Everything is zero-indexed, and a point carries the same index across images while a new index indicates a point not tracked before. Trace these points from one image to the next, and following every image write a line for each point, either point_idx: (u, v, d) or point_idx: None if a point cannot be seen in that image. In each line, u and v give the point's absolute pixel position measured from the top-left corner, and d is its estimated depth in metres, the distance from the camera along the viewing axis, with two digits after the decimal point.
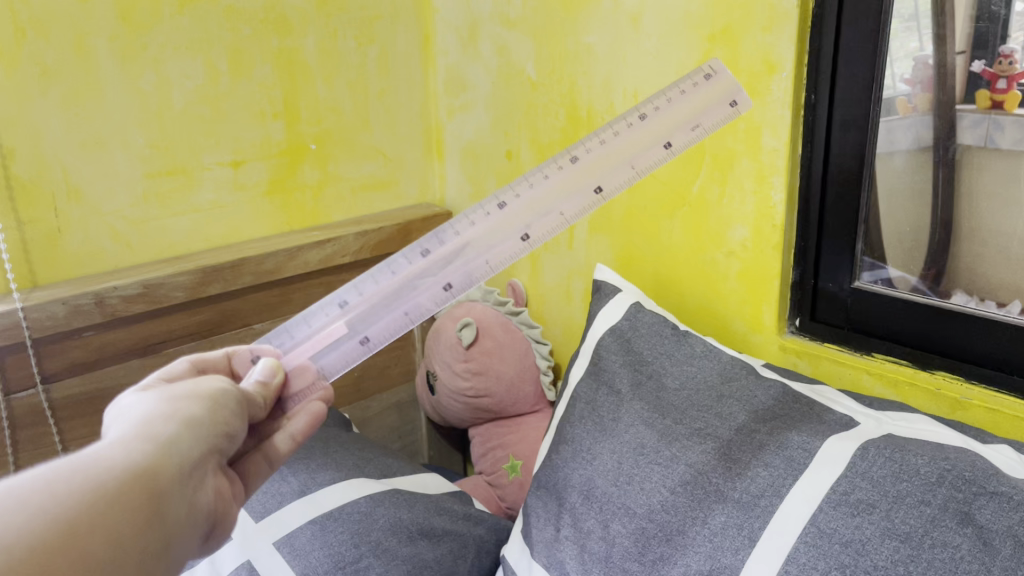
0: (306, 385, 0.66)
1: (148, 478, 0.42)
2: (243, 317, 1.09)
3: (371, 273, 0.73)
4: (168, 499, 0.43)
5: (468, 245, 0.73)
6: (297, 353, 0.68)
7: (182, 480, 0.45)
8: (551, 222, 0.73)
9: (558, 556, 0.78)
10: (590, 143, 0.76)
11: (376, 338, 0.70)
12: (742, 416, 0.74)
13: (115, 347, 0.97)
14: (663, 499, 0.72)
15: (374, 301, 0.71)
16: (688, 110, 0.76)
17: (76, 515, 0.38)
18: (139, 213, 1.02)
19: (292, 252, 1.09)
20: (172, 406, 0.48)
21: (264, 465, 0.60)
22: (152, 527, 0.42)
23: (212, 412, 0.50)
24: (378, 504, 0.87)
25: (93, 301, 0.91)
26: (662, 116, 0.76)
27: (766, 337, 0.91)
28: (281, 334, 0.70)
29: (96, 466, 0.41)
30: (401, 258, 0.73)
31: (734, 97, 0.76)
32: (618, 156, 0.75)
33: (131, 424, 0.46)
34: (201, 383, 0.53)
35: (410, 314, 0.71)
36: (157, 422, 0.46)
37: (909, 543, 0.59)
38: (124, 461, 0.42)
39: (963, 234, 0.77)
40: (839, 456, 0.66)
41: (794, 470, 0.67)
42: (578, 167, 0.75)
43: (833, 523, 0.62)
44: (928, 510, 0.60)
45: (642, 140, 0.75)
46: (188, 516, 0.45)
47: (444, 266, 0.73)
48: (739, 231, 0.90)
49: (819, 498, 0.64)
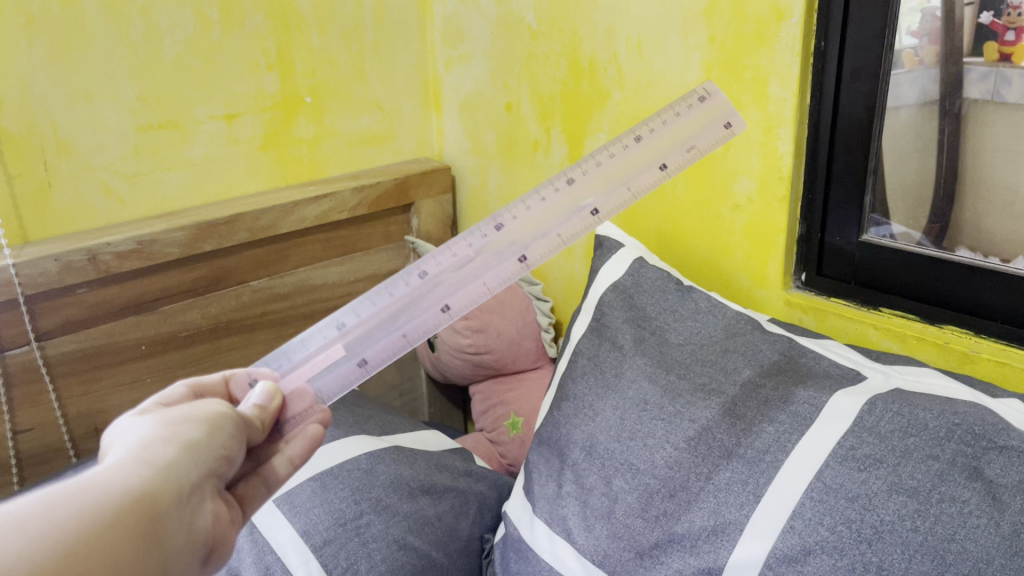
0: (305, 408, 0.66)
1: (145, 500, 0.44)
2: (239, 275, 1.07)
3: (368, 295, 0.73)
4: (166, 522, 0.45)
5: (464, 268, 0.73)
6: (296, 375, 0.69)
7: (181, 503, 0.46)
8: (548, 245, 0.73)
9: (561, 512, 0.77)
10: (586, 165, 0.76)
11: (374, 361, 0.71)
12: (747, 371, 0.73)
13: (109, 305, 0.95)
14: (666, 456, 0.71)
15: (371, 323, 0.72)
16: (682, 131, 0.75)
17: (73, 538, 0.40)
18: (131, 168, 1.00)
19: (288, 208, 1.07)
20: (171, 429, 0.49)
21: (262, 488, 0.59)
22: (149, 548, 0.43)
23: (212, 435, 0.51)
24: (378, 461, 0.86)
25: (86, 257, 0.90)
26: (657, 138, 0.75)
27: (771, 293, 0.90)
28: (280, 357, 0.71)
29: (92, 489, 0.42)
30: (397, 280, 0.73)
31: (729, 118, 0.74)
32: (614, 178, 0.74)
33: (130, 447, 0.47)
34: (200, 406, 0.53)
35: (408, 334, 0.72)
36: (156, 445, 0.47)
37: (917, 497, 0.58)
38: (121, 484, 0.43)
39: (968, 187, 0.75)
40: (847, 411, 0.65)
41: (800, 425, 0.66)
42: (574, 188, 0.75)
43: (839, 478, 0.62)
44: (936, 464, 0.59)
45: (637, 162, 0.74)
46: (187, 541, 0.46)
47: (440, 289, 0.73)
48: (745, 184, 0.89)
49: (826, 453, 0.63)
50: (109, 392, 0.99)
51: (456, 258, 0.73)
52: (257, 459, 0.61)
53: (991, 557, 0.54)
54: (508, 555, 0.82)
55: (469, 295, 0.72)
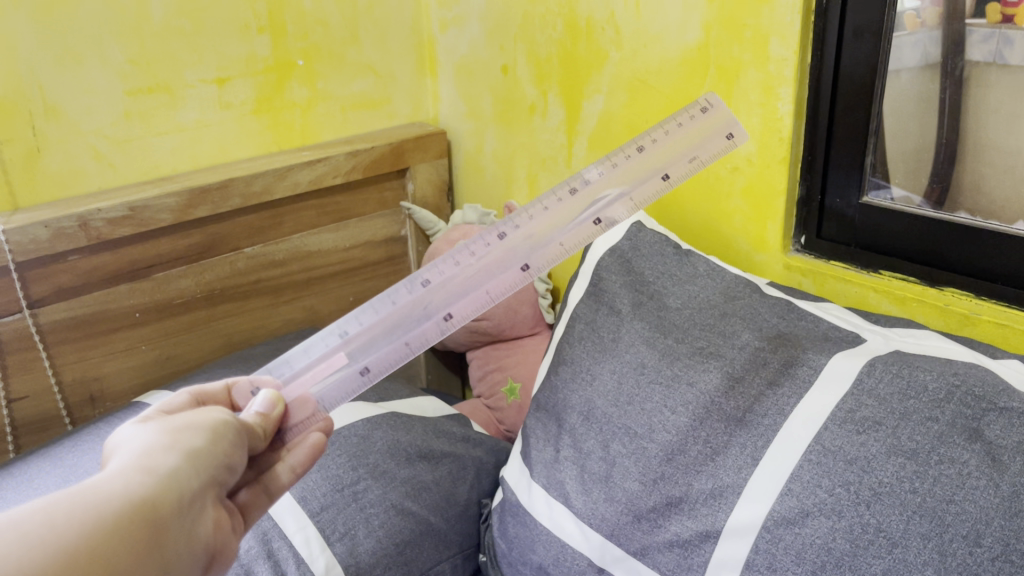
0: (307, 416, 0.66)
1: (147, 511, 0.43)
2: (234, 241, 1.06)
3: (371, 303, 0.72)
4: (167, 532, 0.44)
5: (466, 277, 0.72)
6: (297, 384, 0.68)
7: (182, 512, 0.46)
8: (550, 253, 0.72)
9: (558, 477, 0.77)
10: (591, 172, 0.74)
11: (375, 369, 0.69)
12: (746, 334, 0.73)
13: (103, 272, 0.94)
14: (664, 419, 0.71)
15: (373, 330, 0.71)
16: (686, 140, 0.73)
17: (75, 546, 0.40)
18: (121, 132, 0.98)
19: (281, 172, 1.06)
20: (174, 437, 0.49)
21: (263, 496, 0.60)
22: (150, 555, 0.43)
23: (214, 443, 0.51)
24: (376, 427, 0.86)
25: (77, 224, 0.89)
26: (661, 147, 0.73)
27: (770, 256, 0.89)
28: (282, 363, 0.70)
29: (94, 497, 0.42)
30: (399, 289, 0.72)
31: (731, 129, 0.72)
32: (618, 187, 0.73)
33: (132, 455, 0.47)
34: (202, 413, 0.53)
35: (410, 343, 0.71)
36: (157, 454, 0.47)
37: (915, 459, 0.58)
38: (124, 492, 0.43)
39: (968, 151, 0.74)
40: (846, 374, 0.65)
41: (799, 388, 0.66)
42: (577, 198, 0.73)
43: (837, 441, 0.61)
44: (935, 426, 0.59)
45: (641, 171, 0.73)
46: (187, 550, 0.46)
47: (444, 298, 0.72)
48: (744, 146, 0.87)
49: (824, 416, 0.63)
50: (104, 360, 0.98)
51: (459, 267, 0.72)
52: (260, 466, 0.62)
53: (990, 518, 0.54)
54: (506, 520, 0.82)
55: (471, 303, 0.71)
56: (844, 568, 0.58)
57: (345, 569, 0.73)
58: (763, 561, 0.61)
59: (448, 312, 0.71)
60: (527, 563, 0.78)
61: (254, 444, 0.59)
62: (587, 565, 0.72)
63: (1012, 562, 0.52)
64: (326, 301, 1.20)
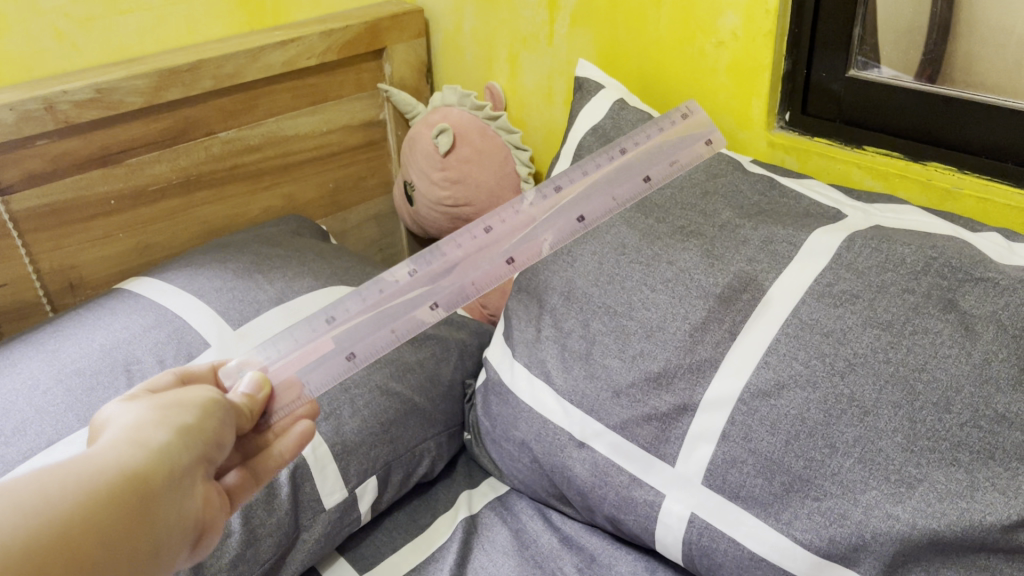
0: (292, 398, 0.64)
1: (139, 482, 0.43)
2: (208, 126, 1.03)
3: (357, 294, 0.73)
4: (157, 504, 0.44)
5: (454, 265, 0.73)
6: (284, 364, 0.66)
7: (173, 485, 0.45)
8: (534, 246, 0.74)
9: (540, 356, 0.78)
10: (573, 174, 0.77)
11: (362, 355, 0.68)
12: (727, 212, 0.72)
13: (73, 157, 0.92)
14: (644, 297, 0.71)
15: (361, 317, 0.71)
16: (664, 144, 0.77)
17: (70, 516, 0.39)
18: (82, 11, 0.94)
19: (252, 53, 1.02)
20: (162, 414, 0.48)
21: (248, 481, 0.60)
22: (142, 528, 0.42)
23: (202, 420, 0.50)
24: None
25: (43, 107, 0.87)
26: (641, 152, 0.77)
27: (754, 134, 0.88)
28: (269, 346, 0.68)
29: (88, 468, 0.42)
30: (386, 279, 0.74)
31: (708, 136, 0.77)
32: (599, 186, 0.76)
33: (122, 431, 0.46)
34: (189, 391, 0.52)
35: (397, 330, 0.70)
36: (148, 429, 0.46)
37: (890, 330, 0.59)
38: (116, 465, 0.43)
39: (961, 32, 0.71)
40: (826, 248, 0.65)
41: (778, 263, 0.66)
42: (560, 195, 0.76)
43: (815, 314, 0.62)
44: (912, 298, 0.59)
45: (621, 173, 0.76)
46: (177, 522, 0.45)
47: (431, 287, 0.73)
48: (729, 19, 0.85)
49: (803, 290, 0.64)
50: (82, 247, 0.97)
51: (448, 255, 0.74)
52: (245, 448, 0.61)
53: (960, 386, 0.55)
54: (489, 399, 0.83)
55: (458, 291, 0.72)
56: (817, 436, 0.60)
57: (331, 447, 0.74)
58: (739, 432, 0.63)
59: (434, 302, 0.72)
60: (510, 440, 0.80)
61: (240, 429, 0.58)
62: (568, 440, 0.74)
63: (979, 428, 0.54)
64: (305, 188, 1.19)
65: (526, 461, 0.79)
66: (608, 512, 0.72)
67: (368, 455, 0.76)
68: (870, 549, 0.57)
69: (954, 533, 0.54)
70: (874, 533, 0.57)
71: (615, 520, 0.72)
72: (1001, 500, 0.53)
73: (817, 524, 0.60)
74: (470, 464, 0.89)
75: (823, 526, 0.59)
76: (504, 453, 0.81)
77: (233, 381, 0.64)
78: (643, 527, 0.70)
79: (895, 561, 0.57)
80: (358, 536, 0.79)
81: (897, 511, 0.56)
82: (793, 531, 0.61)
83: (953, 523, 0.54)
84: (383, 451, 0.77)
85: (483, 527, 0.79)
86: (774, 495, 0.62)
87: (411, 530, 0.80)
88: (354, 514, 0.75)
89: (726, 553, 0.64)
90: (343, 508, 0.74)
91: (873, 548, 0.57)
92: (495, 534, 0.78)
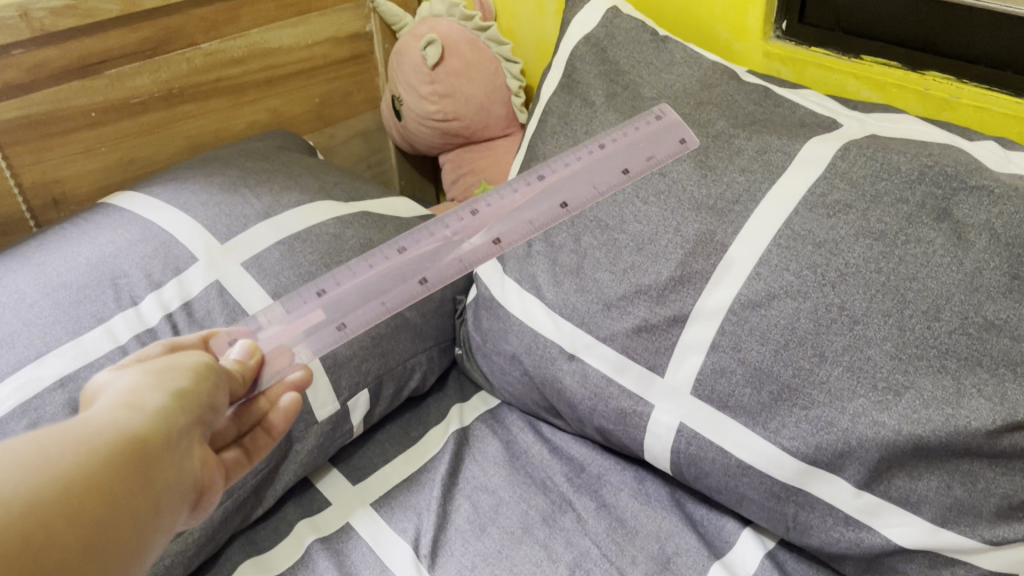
0: (283, 366, 0.62)
1: (138, 446, 0.41)
2: (189, 37, 1.00)
3: (347, 270, 0.70)
4: (157, 468, 0.42)
5: (441, 243, 0.71)
6: (273, 337, 0.64)
7: (172, 447, 0.44)
8: (522, 228, 0.71)
9: (530, 271, 0.77)
10: (553, 165, 0.76)
11: (352, 325, 0.65)
12: (721, 123, 0.71)
13: (50, 68, 0.90)
14: (636, 210, 0.71)
15: (351, 290, 0.68)
16: (637, 139, 0.73)
17: (68, 479, 0.37)
18: None
19: None
20: (158, 377, 0.47)
21: None
22: (143, 488, 0.40)
23: (199, 382, 0.48)
24: (347, 226, 0.82)
25: (17, 14, 0.84)
26: (615, 148, 0.74)
27: (751, 44, 0.86)
28: (258, 320, 0.66)
29: (85, 431, 0.40)
30: (377, 254, 0.72)
31: (683, 134, 0.72)
32: (577, 178, 0.73)
33: (117, 395, 0.44)
34: (182, 355, 0.50)
35: (387, 302, 0.67)
36: (144, 393, 0.45)
37: (883, 241, 0.59)
38: (114, 429, 0.41)
39: None
40: (819, 157, 0.64)
41: (772, 174, 0.65)
42: (543, 184, 0.74)
43: (807, 225, 0.62)
44: (905, 208, 0.59)
45: (599, 167, 0.73)
46: (178, 484, 0.44)
47: (421, 263, 0.69)
48: None
49: (796, 200, 0.63)
50: (63, 162, 0.95)
51: (435, 236, 0.72)
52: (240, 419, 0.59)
53: (950, 294, 0.56)
54: (480, 314, 0.83)
55: (448, 266, 0.69)
56: (806, 345, 0.60)
57: (323, 360, 0.73)
58: (729, 343, 0.64)
59: (424, 277, 0.69)
60: (501, 354, 0.80)
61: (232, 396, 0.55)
62: (558, 353, 0.74)
63: (968, 335, 0.55)
64: (291, 103, 1.16)
65: (517, 375, 0.79)
66: (597, 423, 0.73)
67: (358, 369, 0.76)
68: (855, 455, 0.58)
69: (939, 438, 0.55)
70: (859, 440, 0.58)
71: (605, 431, 0.74)
72: (986, 406, 0.54)
73: (804, 432, 0.60)
74: (461, 380, 0.89)
75: (810, 434, 0.60)
76: (495, 367, 0.82)
77: (223, 349, 0.60)
78: (632, 437, 0.71)
79: (879, 466, 0.58)
80: (350, 448, 0.80)
81: (883, 418, 0.57)
82: (780, 439, 0.62)
83: (938, 428, 0.55)
84: (374, 365, 0.77)
85: (474, 440, 0.81)
86: (762, 404, 0.62)
87: (403, 442, 0.81)
88: (347, 426, 0.76)
89: (713, 461, 0.66)
90: (334, 421, 0.74)
91: (859, 454, 0.58)
92: (486, 446, 0.80)
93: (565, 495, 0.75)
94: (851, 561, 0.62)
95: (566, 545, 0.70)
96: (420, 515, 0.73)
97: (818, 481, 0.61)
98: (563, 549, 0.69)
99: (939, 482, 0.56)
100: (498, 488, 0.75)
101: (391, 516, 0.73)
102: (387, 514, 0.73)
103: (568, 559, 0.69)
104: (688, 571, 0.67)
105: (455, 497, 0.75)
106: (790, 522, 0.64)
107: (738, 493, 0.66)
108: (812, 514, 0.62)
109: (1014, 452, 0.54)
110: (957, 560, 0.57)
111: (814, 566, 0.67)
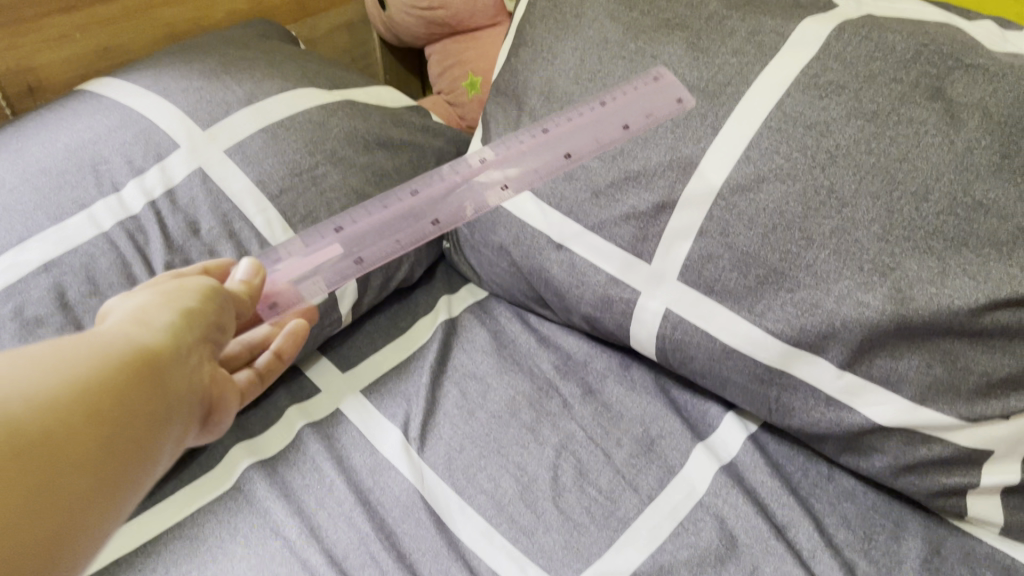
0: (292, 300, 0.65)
1: (146, 363, 0.40)
2: None
3: (367, 205, 0.74)
4: (168, 385, 0.42)
5: (452, 186, 0.74)
6: (291, 268, 0.68)
7: (184, 364, 0.43)
8: (529, 176, 0.72)
9: None
10: (557, 119, 0.74)
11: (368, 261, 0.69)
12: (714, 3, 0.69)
13: None
14: None
15: (368, 228, 0.71)
16: (634, 97, 0.69)
17: (78, 388, 0.37)
18: None
19: None
20: (166, 295, 0.46)
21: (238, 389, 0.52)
22: (153, 404, 0.40)
23: (209, 300, 0.48)
24: (332, 115, 0.80)
25: None
26: (615, 104, 0.71)
27: None
28: (276, 252, 0.69)
29: (93, 341, 0.40)
30: (391, 196, 0.74)
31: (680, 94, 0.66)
32: (580, 129, 0.71)
33: (127, 313, 0.44)
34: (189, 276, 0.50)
35: (401, 241, 0.71)
36: (153, 311, 0.44)
37: (875, 121, 0.58)
38: (123, 345, 0.40)
39: None
40: (814, 37, 0.62)
41: (765, 54, 0.64)
42: (548, 136, 0.73)
43: (798, 107, 0.61)
44: (899, 88, 0.58)
45: (601, 121, 0.71)
46: (188, 398, 0.44)
47: (432, 206, 0.73)
48: None
49: (789, 82, 0.62)
50: (37, 49, 0.92)
51: (444, 181, 0.75)
52: None
53: (940, 174, 0.55)
54: None
55: (457, 210, 0.72)
56: (794, 229, 0.60)
57: None
58: (716, 228, 0.63)
59: (435, 218, 0.72)
60: (489, 245, 0.80)
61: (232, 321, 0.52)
62: (546, 242, 0.74)
63: (955, 216, 0.55)
64: None
65: (505, 266, 0.79)
66: (584, 312, 0.74)
67: None
68: (839, 337, 0.59)
69: (921, 318, 0.55)
70: (844, 322, 0.58)
71: (592, 319, 0.74)
72: (971, 285, 0.54)
73: (789, 315, 0.61)
74: (450, 273, 0.89)
75: (795, 317, 0.61)
76: (483, 259, 0.82)
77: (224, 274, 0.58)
78: (619, 325, 0.72)
79: (862, 347, 0.58)
80: (338, 338, 0.81)
81: (868, 299, 0.57)
82: (765, 323, 0.62)
83: (921, 308, 0.55)
84: None
85: (463, 330, 0.81)
86: (748, 289, 0.63)
87: (392, 333, 0.81)
88: (334, 315, 0.76)
89: (698, 346, 0.67)
90: (321, 310, 0.74)
91: (843, 335, 0.59)
92: (474, 336, 0.80)
93: (551, 382, 0.76)
94: (830, 441, 0.64)
95: (552, 428, 0.71)
96: (410, 401, 0.74)
97: (800, 363, 0.62)
98: (549, 433, 0.71)
99: (919, 361, 0.57)
100: (486, 375, 0.76)
101: (380, 402, 0.74)
102: (376, 400, 0.74)
103: (554, 442, 0.70)
104: (671, 453, 0.69)
105: (443, 384, 0.76)
106: (773, 404, 0.65)
107: (723, 377, 0.67)
108: (794, 396, 0.64)
109: (994, 329, 0.55)
110: (933, 437, 0.59)
111: (794, 447, 0.69)
